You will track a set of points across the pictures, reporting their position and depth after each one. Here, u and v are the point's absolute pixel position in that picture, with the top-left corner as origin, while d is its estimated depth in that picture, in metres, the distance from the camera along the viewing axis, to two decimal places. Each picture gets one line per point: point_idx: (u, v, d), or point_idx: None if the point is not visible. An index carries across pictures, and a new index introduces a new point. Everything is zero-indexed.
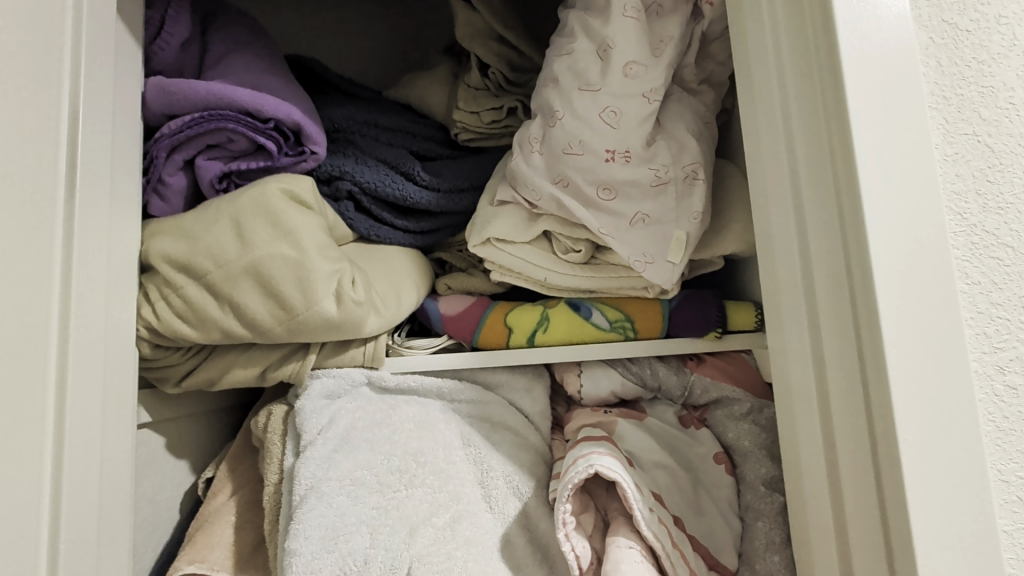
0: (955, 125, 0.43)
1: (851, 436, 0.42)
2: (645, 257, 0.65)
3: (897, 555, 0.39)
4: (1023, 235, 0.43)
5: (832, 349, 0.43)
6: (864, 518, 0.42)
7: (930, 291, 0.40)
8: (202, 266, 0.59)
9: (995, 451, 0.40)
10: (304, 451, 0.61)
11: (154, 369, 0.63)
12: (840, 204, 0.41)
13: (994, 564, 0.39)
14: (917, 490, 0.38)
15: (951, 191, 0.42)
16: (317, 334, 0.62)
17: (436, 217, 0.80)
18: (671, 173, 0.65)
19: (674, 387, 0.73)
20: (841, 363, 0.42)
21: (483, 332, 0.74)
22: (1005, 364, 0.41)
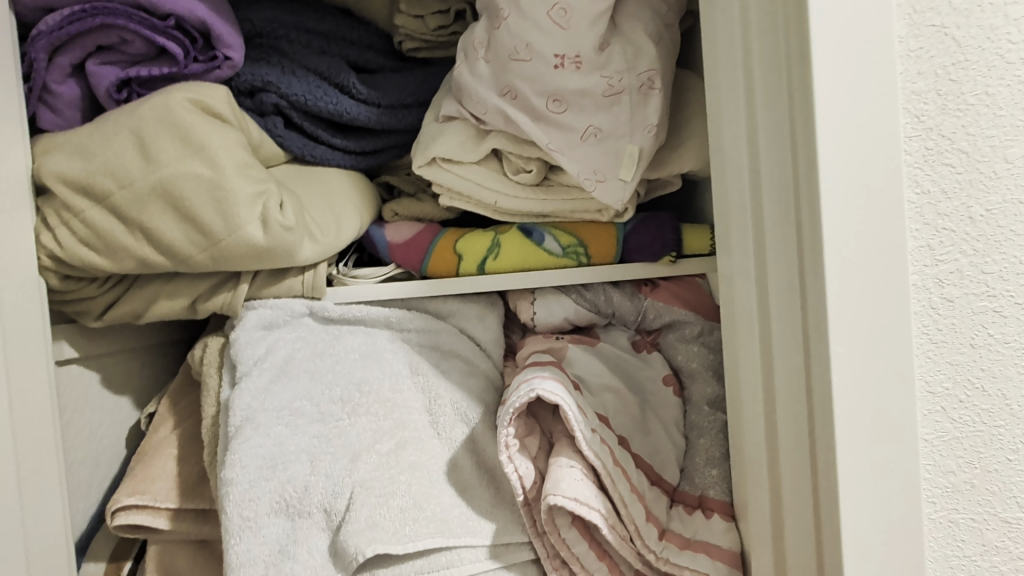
0: (922, 15, 0.38)
1: (787, 350, 0.42)
2: (597, 175, 0.61)
3: (820, 461, 0.40)
4: (980, 141, 0.40)
5: (775, 264, 0.42)
6: (794, 429, 0.42)
7: (876, 201, 0.37)
8: (104, 187, 0.53)
9: (924, 363, 0.40)
10: (239, 383, 0.58)
11: (69, 302, 0.58)
12: (792, 105, 0.38)
13: (913, 468, 0.40)
14: (845, 398, 0.38)
15: (910, 90, 0.38)
16: (245, 261, 0.57)
17: (379, 135, 0.74)
18: (624, 82, 0.61)
19: (627, 313, 0.72)
20: (782, 278, 0.41)
21: (431, 260, 0.71)
22: (946, 276, 0.40)
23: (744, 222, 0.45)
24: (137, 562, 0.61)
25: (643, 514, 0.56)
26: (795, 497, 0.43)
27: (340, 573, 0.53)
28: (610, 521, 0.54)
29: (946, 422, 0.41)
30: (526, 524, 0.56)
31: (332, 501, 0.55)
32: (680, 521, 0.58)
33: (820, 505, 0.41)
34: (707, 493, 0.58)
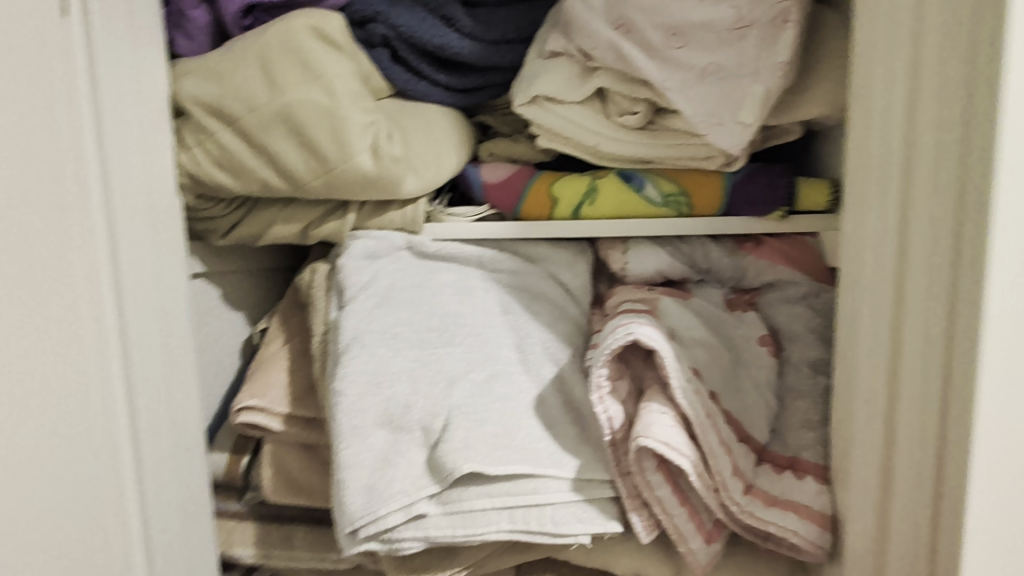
0: None
1: (926, 305, 0.43)
2: (713, 117, 0.57)
3: (952, 412, 0.41)
4: None
5: (925, 218, 0.42)
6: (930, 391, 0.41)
7: None
8: (233, 110, 0.56)
9: None
10: (346, 305, 0.62)
11: (200, 221, 0.63)
12: (976, 55, 0.38)
13: None
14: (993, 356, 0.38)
15: None
16: (353, 191, 0.59)
17: (480, 72, 0.73)
18: (755, 14, 0.56)
19: (725, 270, 0.70)
20: (932, 232, 0.42)
21: (526, 202, 0.71)
22: None
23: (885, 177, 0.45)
24: (253, 457, 0.69)
25: (730, 468, 0.56)
26: (912, 443, 0.44)
27: (435, 484, 0.56)
28: (698, 469, 0.55)
29: None
30: (610, 464, 0.58)
31: (429, 420, 0.58)
32: (767, 479, 0.58)
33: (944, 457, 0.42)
34: (800, 455, 0.58)
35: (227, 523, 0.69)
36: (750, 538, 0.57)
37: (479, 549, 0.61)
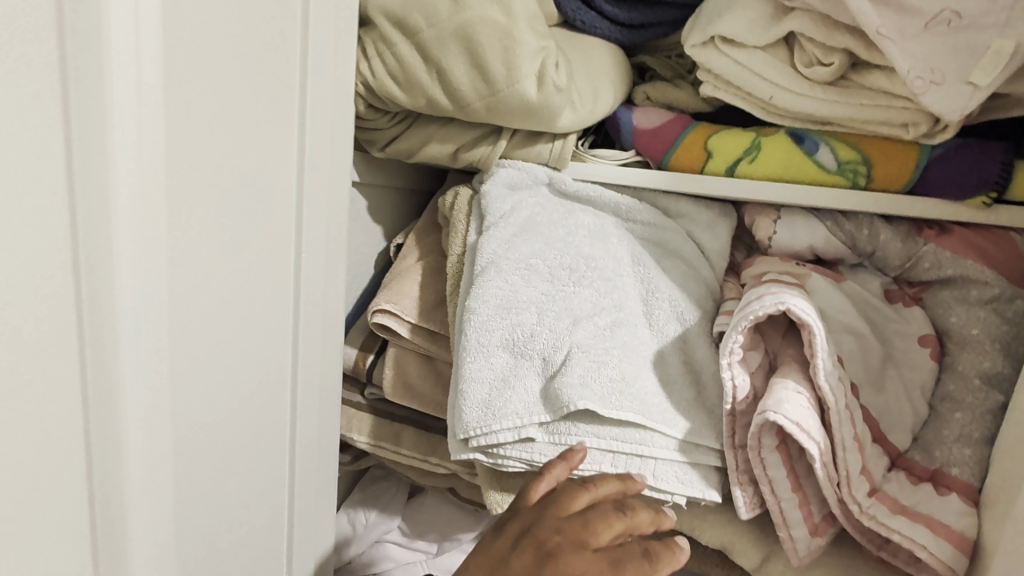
0: None
1: None
2: (933, 74, 0.49)
3: None
4: None
5: None
6: None
7: None
8: (416, 22, 0.57)
9: None
10: (486, 230, 0.64)
11: (365, 131, 0.67)
12: None
13: None
14: None
15: None
16: (512, 117, 0.60)
17: (652, 7, 0.68)
18: None
19: (893, 256, 0.62)
20: None
21: (677, 152, 0.67)
22: None
23: None
24: (378, 357, 0.75)
25: (858, 465, 0.52)
26: None
27: (547, 414, 0.59)
28: (824, 458, 0.51)
29: None
30: (724, 433, 0.56)
31: (550, 352, 0.59)
32: (898, 487, 0.53)
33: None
34: (947, 470, 0.52)
35: (348, 410, 0.77)
36: (865, 543, 0.54)
37: None
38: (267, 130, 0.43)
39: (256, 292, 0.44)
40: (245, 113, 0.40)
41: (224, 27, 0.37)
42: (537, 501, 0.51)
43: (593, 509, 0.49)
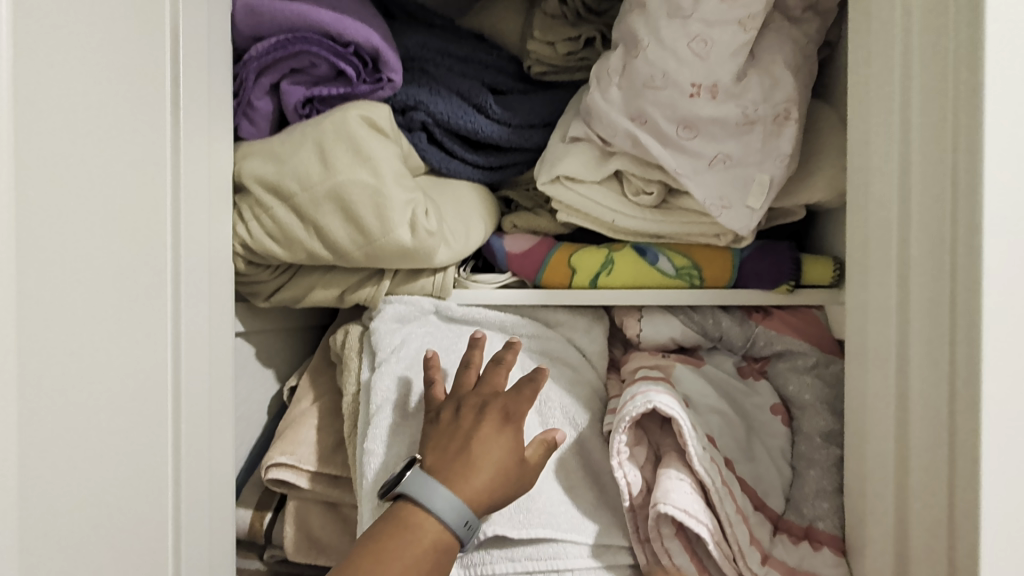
0: None
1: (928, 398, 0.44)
2: (723, 201, 0.63)
3: (959, 509, 0.42)
4: None
5: (922, 308, 0.45)
6: (935, 476, 0.44)
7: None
8: (290, 188, 0.62)
9: None
10: (379, 367, 0.67)
11: (247, 284, 0.68)
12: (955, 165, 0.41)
13: None
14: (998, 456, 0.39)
15: None
16: (392, 261, 0.65)
17: (506, 152, 0.80)
18: (760, 112, 0.62)
19: (736, 338, 0.73)
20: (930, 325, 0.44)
21: (546, 271, 0.75)
22: None
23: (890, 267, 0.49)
24: (277, 513, 0.71)
25: (746, 537, 0.57)
26: (922, 535, 0.45)
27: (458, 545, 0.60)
28: (716, 537, 0.56)
29: None
30: (629, 529, 0.59)
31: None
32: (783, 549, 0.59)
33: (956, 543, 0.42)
34: (816, 525, 0.59)
35: None
36: None
37: None
38: (143, 329, 0.47)
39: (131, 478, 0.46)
40: (111, 337, 0.44)
41: (86, 268, 0.41)
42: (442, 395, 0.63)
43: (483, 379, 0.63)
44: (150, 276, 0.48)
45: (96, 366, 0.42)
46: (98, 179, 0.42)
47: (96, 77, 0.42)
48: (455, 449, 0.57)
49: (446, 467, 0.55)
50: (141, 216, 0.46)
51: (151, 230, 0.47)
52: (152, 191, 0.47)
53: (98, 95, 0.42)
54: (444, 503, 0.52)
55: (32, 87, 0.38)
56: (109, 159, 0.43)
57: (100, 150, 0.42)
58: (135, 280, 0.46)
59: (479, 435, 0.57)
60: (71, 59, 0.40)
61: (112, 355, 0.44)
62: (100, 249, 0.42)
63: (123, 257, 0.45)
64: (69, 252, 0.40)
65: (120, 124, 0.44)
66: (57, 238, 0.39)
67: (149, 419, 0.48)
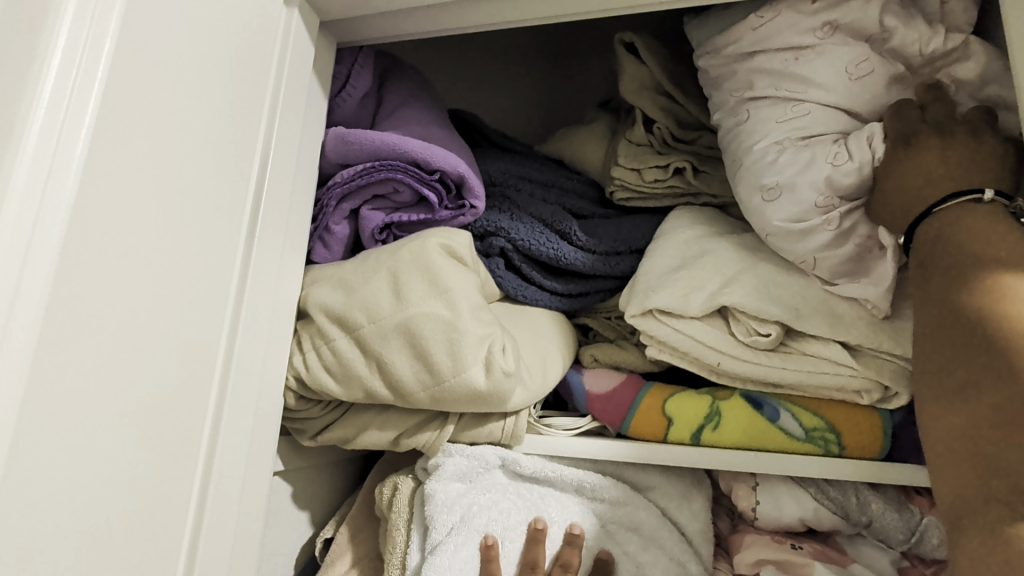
0: None
1: None
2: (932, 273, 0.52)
3: None
4: None
5: None
6: None
7: None
8: (356, 320, 0.56)
9: None
10: (432, 553, 0.56)
11: (295, 420, 0.60)
12: None
13: None
14: None
15: None
16: (460, 405, 0.56)
17: (588, 279, 0.73)
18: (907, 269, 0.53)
19: (894, 530, 0.57)
20: None
21: (636, 419, 0.63)
22: None
23: None
24: None
25: None
26: None
27: None
28: None
29: None
30: None
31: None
32: None
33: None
34: None
35: None
36: None
37: None
38: (159, 486, 0.41)
39: None
40: (105, 512, 0.37)
41: (91, 421, 0.36)
42: None
43: None
44: (176, 437, 0.42)
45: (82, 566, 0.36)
46: (131, 341, 0.38)
47: (156, 232, 0.40)
48: None
49: None
50: (173, 374, 0.41)
51: (181, 389, 0.42)
52: (194, 343, 0.43)
53: (149, 245, 0.39)
54: None
55: (89, 219, 0.35)
56: (158, 325, 0.40)
57: (151, 317, 0.39)
58: (152, 453, 0.40)
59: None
60: (133, 220, 0.38)
61: (91, 544, 0.36)
62: (112, 396, 0.37)
63: (143, 424, 0.39)
64: (74, 417, 0.35)
65: (175, 285, 0.41)
66: (58, 391, 0.34)
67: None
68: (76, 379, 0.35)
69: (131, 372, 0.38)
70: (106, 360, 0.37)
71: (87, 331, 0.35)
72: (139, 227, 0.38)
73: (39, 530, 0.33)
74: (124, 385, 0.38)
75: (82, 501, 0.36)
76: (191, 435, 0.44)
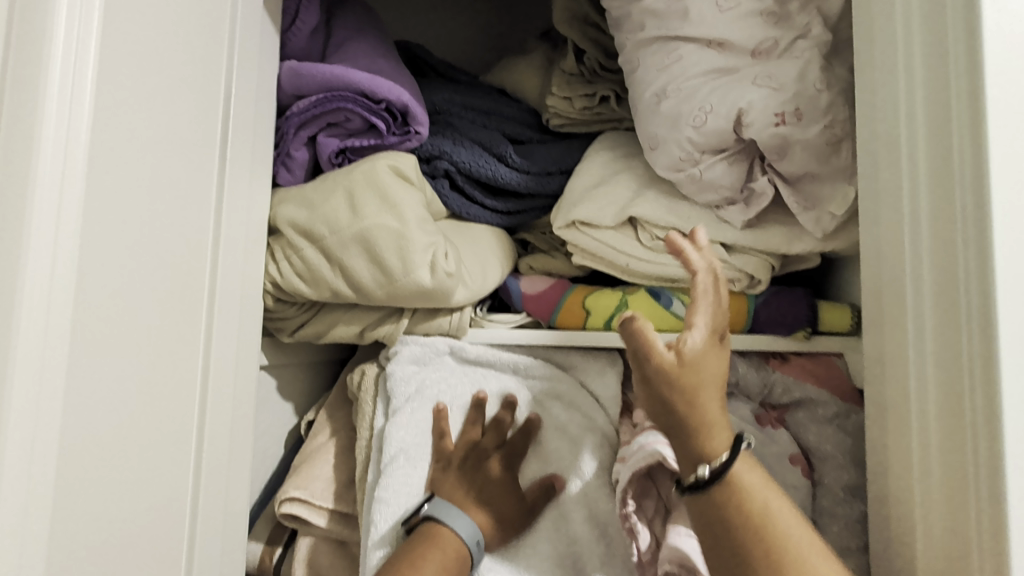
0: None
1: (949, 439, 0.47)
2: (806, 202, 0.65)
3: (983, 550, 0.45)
4: None
5: (937, 354, 0.48)
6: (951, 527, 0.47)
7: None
8: (320, 231, 0.67)
9: None
10: (393, 416, 0.70)
11: (273, 320, 0.72)
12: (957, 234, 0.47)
13: None
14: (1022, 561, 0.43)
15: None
16: (410, 300, 0.68)
17: (524, 198, 0.83)
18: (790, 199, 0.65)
19: (752, 384, 0.70)
20: (944, 367, 0.48)
21: (562, 313, 0.76)
22: None
23: (901, 300, 0.52)
24: (286, 549, 0.72)
25: None
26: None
27: None
28: None
29: None
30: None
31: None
32: None
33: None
34: None
35: None
36: None
37: None
38: (180, 351, 0.51)
39: (165, 493, 0.49)
40: (153, 363, 0.47)
41: (136, 289, 0.45)
42: (451, 447, 0.69)
43: (487, 434, 0.70)
44: (189, 313, 0.52)
45: (144, 421, 0.46)
46: (155, 228, 0.47)
47: (159, 139, 0.47)
48: (467, 486, 0.66)
49: (458, 495, 0.65)
50: (181, 262, 0.50)
51: (189, 274, 0.52)
52: (188, 259, 0.51)
53: (155, 150, 0.46)
54: (463, 523, 0.62)
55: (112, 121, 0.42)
56: (169, 218, 0.48)
57: (164, 219, 0.48)
58: (174, 323, 0.50)
59: (489, 483, 0.66)
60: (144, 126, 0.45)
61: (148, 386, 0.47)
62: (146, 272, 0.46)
63: (165, 298, 0.48)
64: (124, 286, 0.44)
65: (177, 205, 0.49)
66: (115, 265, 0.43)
67: (174, 473, 0.50)
68: (122, 254, 0.43)
69: (158, 256, 0.47)
70: (138, 244, 0.45)
71: (126, 216, 0.44)
72: (146, 140, 0.45)
73: (117, 388, 0.43)
74: (154, 264, 0.47)
75: (138, 350, 0.45)
76: (196, 334, 0.53)
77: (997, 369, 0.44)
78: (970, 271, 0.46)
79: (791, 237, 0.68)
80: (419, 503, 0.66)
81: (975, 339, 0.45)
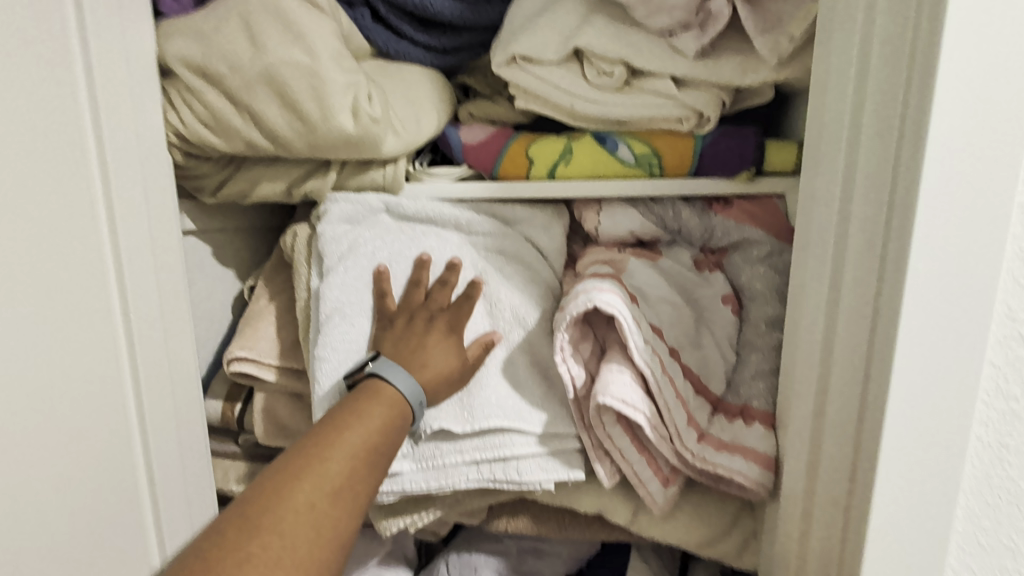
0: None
1: (856, 305, 0.42)
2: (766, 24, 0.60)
3: (869, 410, 0.42)
4: None
5: (858, 225, 0.42)
6: (850, 376, 0.43)
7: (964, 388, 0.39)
8: (218, 71, 0.59)
9: (982, 462, 0.40)
10: (328, 275, 0.67)
11: (191, 178, 0.67)
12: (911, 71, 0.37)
13: (948, 498, 0.41)
14: (891, 457, 0.40)
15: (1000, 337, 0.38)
16: (338, 150, 0.62)
17: (461, 32, 0.73)
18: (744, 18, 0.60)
19: (694, 230, 0.71)
20: (864, 242, 0.41)
21: (503, 163, 0.72)
22: (996, 488, 0.41)
23: (840, 139, 0.44)
24: (245, 403, 0.75)
25: (684, 418, 0.58)
26: (835, 438, 0.45)
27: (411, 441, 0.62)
28: (653, 422, 0.56)
29: (938, 499, 0.41)
30: (574, 416, 0.61)
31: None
32: (720, 427, 0.59)
33: (859, 462, 0.43)
34: (750, 404, 0.58)
35: (224, 461, 0.77)
36: (704, 481, 0.60)
37: (450, 494, 0.66)
38: (63, 206, 0.51)
39: (77, 337, 0.53)
40: (28, 212, 0.48)
41: None
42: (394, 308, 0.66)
43: (432, 295, 0.67)
44: (67, 166, 0.51)
45: (30, 270, 0.49)
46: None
47: None
48: (410, 347, 0.62)
49: (400, 357, 0.62)
50: (40, 110, 0.48)
51: (56, 124, 0.50)
52: (49, 110, 0.49)
53: None
54: (406, 383, 0.60)
55: None
56: (8, 59, 0.46)
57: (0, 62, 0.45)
58: (48, 175, 0.49)
59: (432, 336, 0.64)
60: None
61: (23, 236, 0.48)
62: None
63: (28, 147, 0.48)
64: None
65: (15, 45, 0.46)
66: None
67: (82, 321, 0.54)
68: None
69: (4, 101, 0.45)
70: None
71: None
72: None
73: None
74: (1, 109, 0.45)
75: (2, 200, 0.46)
76: (82, 190, 0.53)
77: (917, 191, 0.36)
78: (904, 145, 0.38)
79: (745, 66, 0.62)
80: (363, 360, 0.63)
81: (897, 220, 0.38)
